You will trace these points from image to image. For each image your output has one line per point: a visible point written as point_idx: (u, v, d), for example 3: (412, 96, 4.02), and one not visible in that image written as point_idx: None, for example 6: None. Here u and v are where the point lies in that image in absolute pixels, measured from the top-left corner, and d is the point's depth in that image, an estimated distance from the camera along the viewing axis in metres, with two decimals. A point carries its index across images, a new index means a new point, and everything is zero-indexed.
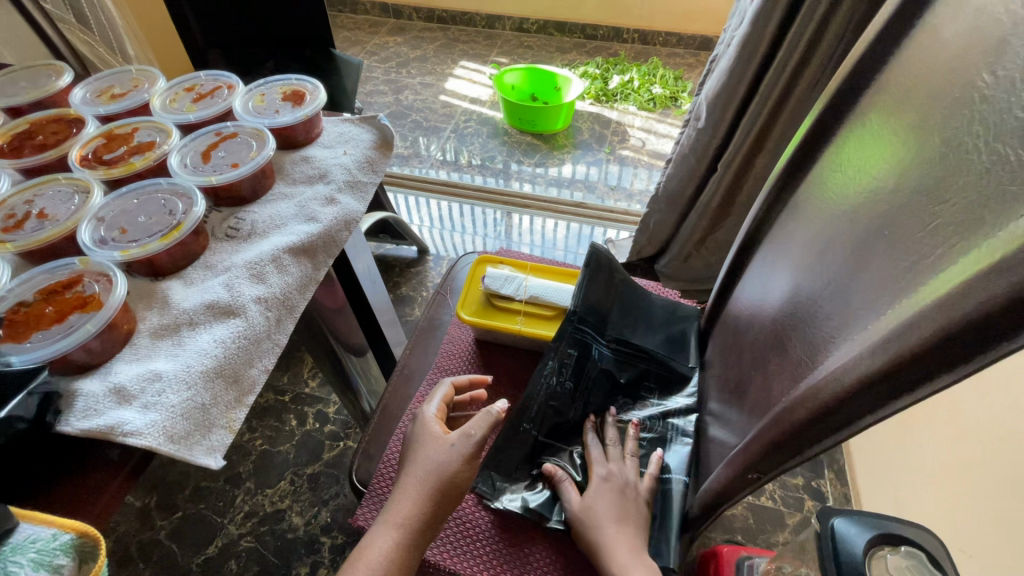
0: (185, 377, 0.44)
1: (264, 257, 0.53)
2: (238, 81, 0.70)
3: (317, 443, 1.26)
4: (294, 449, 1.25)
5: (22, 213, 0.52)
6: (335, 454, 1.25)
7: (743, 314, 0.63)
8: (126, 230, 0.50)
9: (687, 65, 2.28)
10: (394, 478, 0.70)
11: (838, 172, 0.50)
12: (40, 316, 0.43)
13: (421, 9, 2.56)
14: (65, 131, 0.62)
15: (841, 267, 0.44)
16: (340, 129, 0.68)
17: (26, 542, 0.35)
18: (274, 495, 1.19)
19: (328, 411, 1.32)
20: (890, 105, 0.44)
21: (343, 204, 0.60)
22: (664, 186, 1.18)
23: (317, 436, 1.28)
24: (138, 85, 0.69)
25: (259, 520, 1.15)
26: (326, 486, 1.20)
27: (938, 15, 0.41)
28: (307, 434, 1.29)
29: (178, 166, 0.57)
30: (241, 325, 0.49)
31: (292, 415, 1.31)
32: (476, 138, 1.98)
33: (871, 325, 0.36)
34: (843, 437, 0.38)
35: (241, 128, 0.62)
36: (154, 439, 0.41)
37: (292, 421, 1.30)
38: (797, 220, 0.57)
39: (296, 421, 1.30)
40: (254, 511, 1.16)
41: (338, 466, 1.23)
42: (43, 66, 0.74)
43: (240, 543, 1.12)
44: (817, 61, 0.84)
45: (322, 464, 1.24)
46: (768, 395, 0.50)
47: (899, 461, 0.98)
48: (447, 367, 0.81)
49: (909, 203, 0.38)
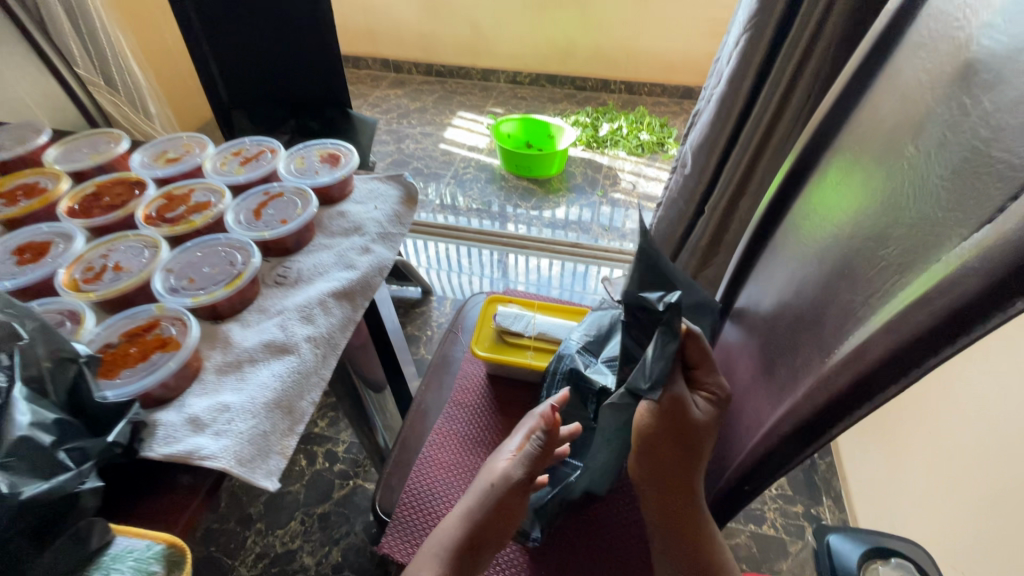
0: (250, 407, 0.51)
1: (312, 301, 0.60)
2: (279, 145, 0.79)
3: (327, 483, 1.29)
4: (303, 489, 1.28)
5: (100, 265, 0.59)
6: (345, 493, 1.28)
7: (734, 346, 0.71)
8: (193, 280, 0.58)
9: (672, 113, 2.44)
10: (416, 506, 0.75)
11: (807, 220, 0.59)
12: (126, 355, 0.50)
13: (420, 65, 2.73)
14: (128, 192, 0.70)
15: (813, 301, 0.52)
16: (370, 186, 0.77)
17: (124, 552, 0.41)
18: (285, 536, 1.21)
19: (337, 450, 1.35)
20: (845, 166, 0.53)
21: (377, 253, 0.68)
22: (656, 228, 1.28)
23: (326, 475, 1.31)
24: (190, 150, 0.78)
25: (271, 561, 1.17)
26: (337, 525, 1.23)
27: (877, 95, 0.50)
28: (317, 474, 1.31)
29: (233, 222, 0.65)
30: (295, 360, 0.55)
31: (302, 455, 1.34)
32: (475, 183, 2.10)
33: (837, 350, 0.43)
34: (822, 444, 0.44)
35: (286, 188, 0.71)
36: (227, 461, 0.47)
37: (302, 460, 1.33)
38: (776, 261, 0.65)
39: (306, 461, 1.33)
40: (265, 551, 1.18)
41: (348, 505, 1.26)
42: (101, 132, 0.83)
43: None
44: (788, 117, 0.95)
45: (332, 503, 1.26)
46: (759, 414, 0.57)
47: (892, 484, 1.03)
48: (463, 401, 0.87)
49: (863, 248, 0.46)
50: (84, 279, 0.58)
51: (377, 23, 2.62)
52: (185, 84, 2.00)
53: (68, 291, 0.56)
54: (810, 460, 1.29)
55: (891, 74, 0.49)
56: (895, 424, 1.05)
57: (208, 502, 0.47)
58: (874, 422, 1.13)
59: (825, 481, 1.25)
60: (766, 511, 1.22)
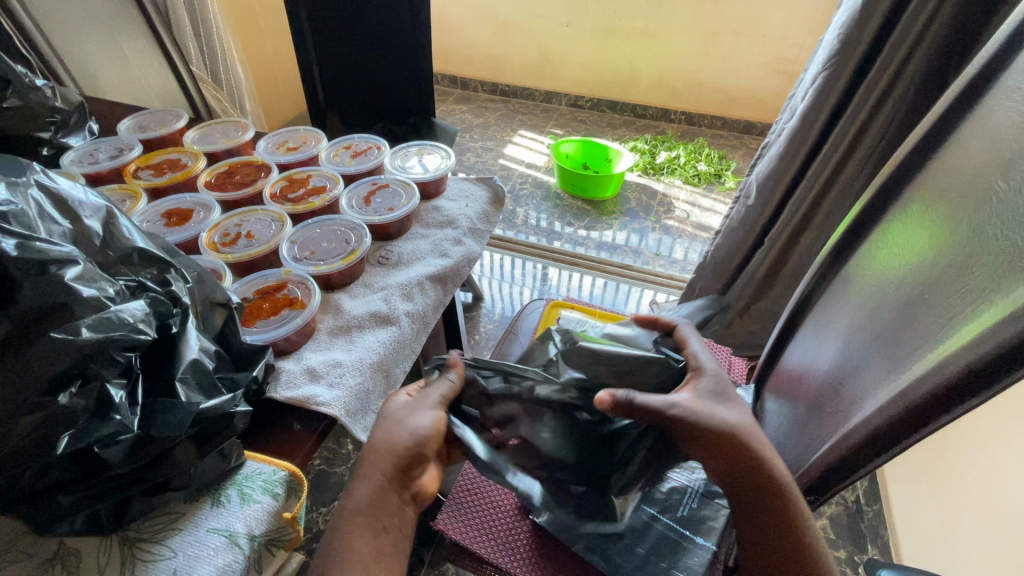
0: (359, 366, 0.57)
1: (412, 281, 0.67)
2: (384, 143, 0.89)
3: None
4: (349, 472, 1.21)
5: (235, 232, 0.68)
6: None
7: (796, 371, 0.73)
8: (313, 252, 0.66)
9: (730, 146, 2.45)
10: (476, 507, 0.69)
11: (884, 250, 0.61)
12: (260, 308, 0.58)
13: (486, 83, 2.85)
14: (255, 173, 0.80)
15: (888, 325, 0.54)
16: (461, 186, 0.85)
17: (254, 473, 0.47)
18: (327, 514, 1.14)
19: None
20: (929, 199, 0.55)
21: (467, 245, 0.74)
22: (712, 254, 1.30)
23: None
24: (307, 142, 0.88)
25: (312, 536, 1.10)
26: None
27: (966, 135, 0.53)
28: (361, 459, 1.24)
29: (346, 205, 0.75)
30: (396, 330, 0.61)
31: (349, 438, 1.28)
32: (531, 199, 2.16)
33: (917, 364, 0.45)
34: (883, 460, 0.47)
35: (391, 180, 0.79)
36: (338, 409, 0.52)
37: (349, 444, 1.27)
38: (849, 287, 0.67)
39: (352, 445, 1.27)
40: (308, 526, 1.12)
41: None
42: (230, 121, 0.95)
43: None
44: (860, 154, 0.97)
45: None
46: (820, 432, 0.59)
47: (946, 539, 0.98)
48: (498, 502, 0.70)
49: (946, 273, 0.48)
50: (223, 242, 0.67)
51: (450, 43, 2.76)
52: (273, 85, 2.15)
53: (210, 251, 0.65)
54: (856, 505, 1.23)
55: (982, 116, 0.51)
56: (950, 469, 1.02)
57: (319, 447, 0.53)
58: (926, 468, 1.09)
59: (872, 530, 1.19)
60: None
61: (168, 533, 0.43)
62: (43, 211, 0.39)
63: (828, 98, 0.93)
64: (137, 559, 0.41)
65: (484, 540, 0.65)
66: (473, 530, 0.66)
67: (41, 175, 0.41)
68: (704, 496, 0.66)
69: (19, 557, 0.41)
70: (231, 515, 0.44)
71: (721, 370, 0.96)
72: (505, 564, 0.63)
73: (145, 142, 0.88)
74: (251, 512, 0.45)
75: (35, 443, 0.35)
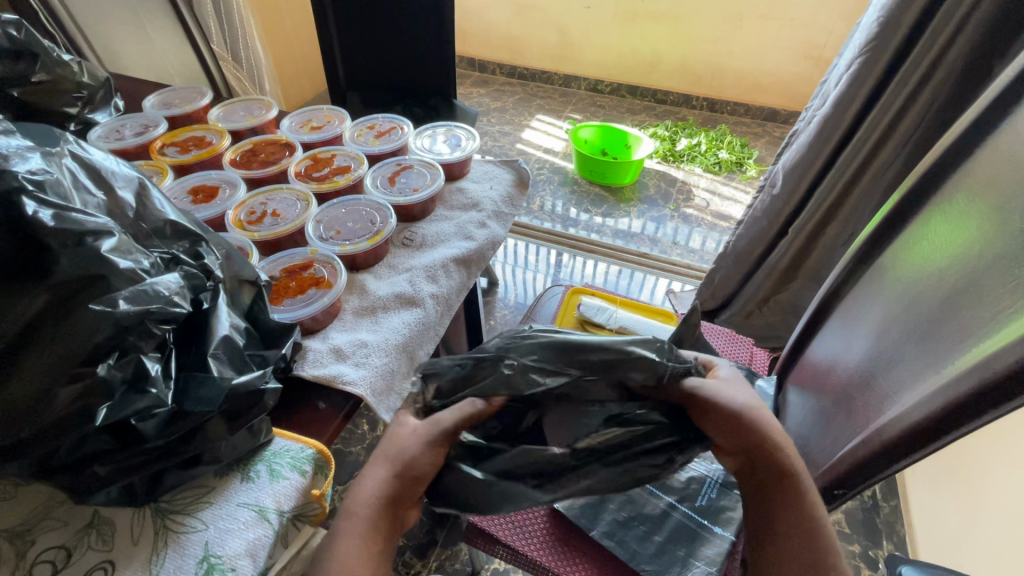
0: (385, 346, 0.57)
1: (437, 263, 0.66)
2: (407, 123, 0.88)
3: None
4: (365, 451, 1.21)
5: (261, 211, 0.68)
6: None
7: (823, 362, 0.72)
8: (339, 232, 0.66)
9: (753, 133, 2.40)
10: None
11: (924, 241, 0.59)
12: (287, 287, 0.58)
13: (505, 66, 2.81)
14: (280, 152, 0.80)
15: (928, 317, 0.52)
16: (485, 168, 0.84)
17: (282, 450, 0.47)
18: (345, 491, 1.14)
19: None
20: (974, 190, 0.53)
21: (492, 228, 0.74)
22: (734, 244, 1.28)
23: None
24: (330, 121, 0.88)
25: None
26: None
27: (1015, 123, 0.51)
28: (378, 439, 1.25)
29: (371, 185, 0.74)
30: (421, 312, 0.61)
31: (365, 419, 1.28)
32: (548, 184, 2.13)
33: (960, 358, 0.44)
34: (919, 456, 0.46)
35: (416, 161, 0.78)
36: (365, 389, 0.52)
37: (365, 425, 1.27)
38: (883, 278, 0.65)
39: (368, 425, 1.27)
40: None
41: None
42: (252, 99, 0.94)
43: None
44: (893, 143, 0.94)
45: None
46: (850, 425, 0.58)
47: (964, 536, 0.96)
48: None
49: (993, 266, 0.46)
50: (249, 220, 0.66)
51: (469, 25, 2.72)
52: (291, 65, 2.15)
53: (236, 229, 0.65)
54: (872, 501, 1.21)
55: None
56: (970, 467, 0.99)
57: (345, 425, 0.53)
58: (946, 464, 1.06)
59: (888, 525, 1.17)
60: None
61: (199, 506, 0.43)
62: (77, 181, 0.39)
63: (863, 85, 0.89)
64: (170, 530, 0.42)
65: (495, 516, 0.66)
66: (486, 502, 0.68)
67: (74, 146, 0.41)
68: (723, 486, 0.65)
69: (56, 525, 0.42)
70: (260, 490, 0.45)
71: (742, 361, 0.95)
72: (523, 547, 0.63)
73: (170, 119, 0.88)
74: (280, 488, 0.45)
75: (74, 414, 0.35)
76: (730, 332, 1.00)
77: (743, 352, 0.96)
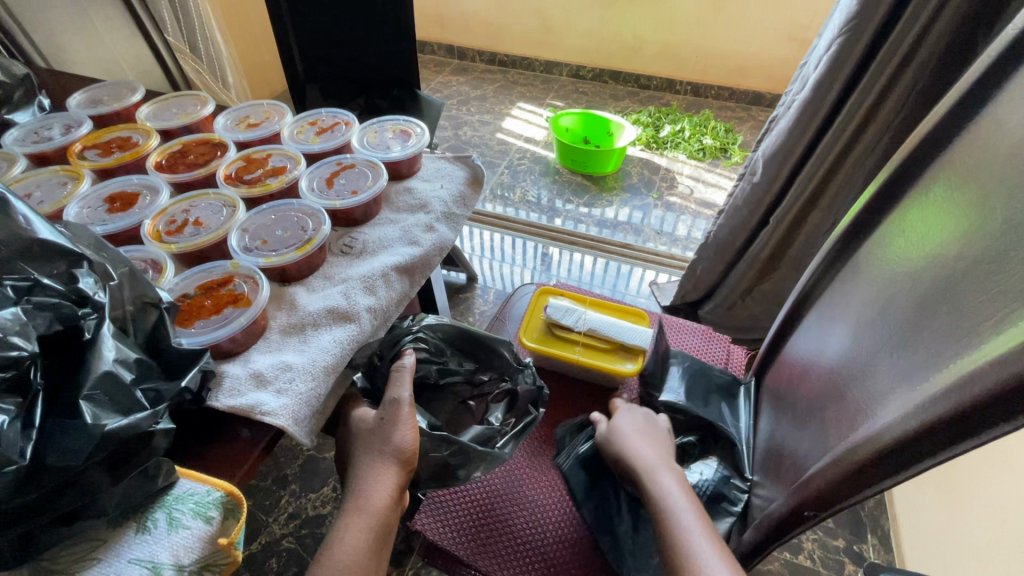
0: (312, 369, 0.51)
1: (375, 272, 0.61)
2: (353, 118, 0.82)
3: None
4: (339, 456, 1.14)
5: (182, 219, 0.62)
6: None
7: (799, 363, 0.67)
8: (266, 241, 0.60)
9: (738, 118, 2.35)
10: (458, 496, 0.65)
11: (901, 237, 0.54)
12: (201, 307, 0.53)
13: (484, 53, 2.72)
14: (211, 152, 0.73)
15: (904, 324, 0.48)
16: (437, 165, 0.78)
17: (186, 495, 0.42)
18: (318, 500, 1.08)
19: None
20: (954, 181, 0.48)
21: (439, 232, 0.68)
22: (714, 235, 1.23)
23: None
24: (269, 117, 0.81)
25: (301, 522, 1.05)
26: None
27: (1000, 107, 0.46)
28: None
29: (306, 188, 0.68)
30: (355, 329, 0.56)
31: None
32: (529, 174, 2.07)
33: (937, 376, 0.39)
34: (888, 482, 0.42)
35: (358, 159, 0.73)
36: (285, 419, 0.47)
37: None
38: (859, 276, 0.60)
39: None
40: (297, 512, 1.06)
41: None
42: (188, 94, 0.87)
43: (283, 542, 1.02)
44: (875, 128, 0.89)
45: None
46: (821, 438, 0.54)
47: (950, 532, 0.93)
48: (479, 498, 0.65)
49: (973, 269, 0.41)
50: (168, 230, 0.61)
51: (446, 11, 2.63)
52: (259, 55, 2.05)
53: (152, 241, 0.59)
54: None
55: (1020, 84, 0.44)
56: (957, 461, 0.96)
57: (264, 459, 0.48)
58: None
59: (872, 518, 1.14)
60: (804, 540, 1.11)
61: (84, 564, 0.38)
62: None
63: (842, 66, 0.84)
64: None
65: (460, 535, 0.61)
66: (448, 520, 0.62)
67: None
68: None
69: None
70: (155, 543, 0.40)
71: (718, 360, 0.90)
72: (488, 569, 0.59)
73: (96, 118, 0.81)
74: (179, 540, 0.40)
75: None
76: (705, 330, 0.95)
77: (719, 351, 0.92)
